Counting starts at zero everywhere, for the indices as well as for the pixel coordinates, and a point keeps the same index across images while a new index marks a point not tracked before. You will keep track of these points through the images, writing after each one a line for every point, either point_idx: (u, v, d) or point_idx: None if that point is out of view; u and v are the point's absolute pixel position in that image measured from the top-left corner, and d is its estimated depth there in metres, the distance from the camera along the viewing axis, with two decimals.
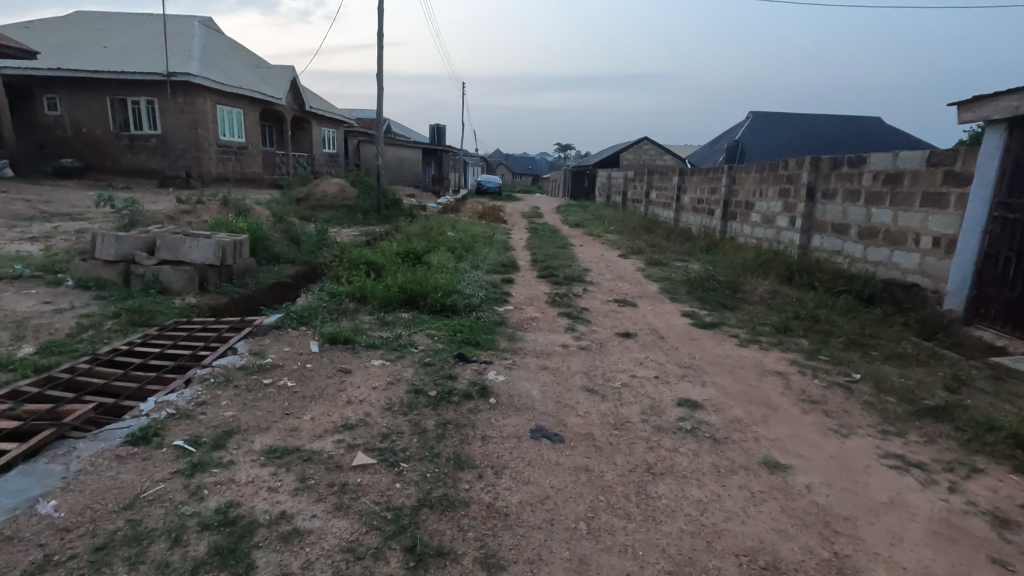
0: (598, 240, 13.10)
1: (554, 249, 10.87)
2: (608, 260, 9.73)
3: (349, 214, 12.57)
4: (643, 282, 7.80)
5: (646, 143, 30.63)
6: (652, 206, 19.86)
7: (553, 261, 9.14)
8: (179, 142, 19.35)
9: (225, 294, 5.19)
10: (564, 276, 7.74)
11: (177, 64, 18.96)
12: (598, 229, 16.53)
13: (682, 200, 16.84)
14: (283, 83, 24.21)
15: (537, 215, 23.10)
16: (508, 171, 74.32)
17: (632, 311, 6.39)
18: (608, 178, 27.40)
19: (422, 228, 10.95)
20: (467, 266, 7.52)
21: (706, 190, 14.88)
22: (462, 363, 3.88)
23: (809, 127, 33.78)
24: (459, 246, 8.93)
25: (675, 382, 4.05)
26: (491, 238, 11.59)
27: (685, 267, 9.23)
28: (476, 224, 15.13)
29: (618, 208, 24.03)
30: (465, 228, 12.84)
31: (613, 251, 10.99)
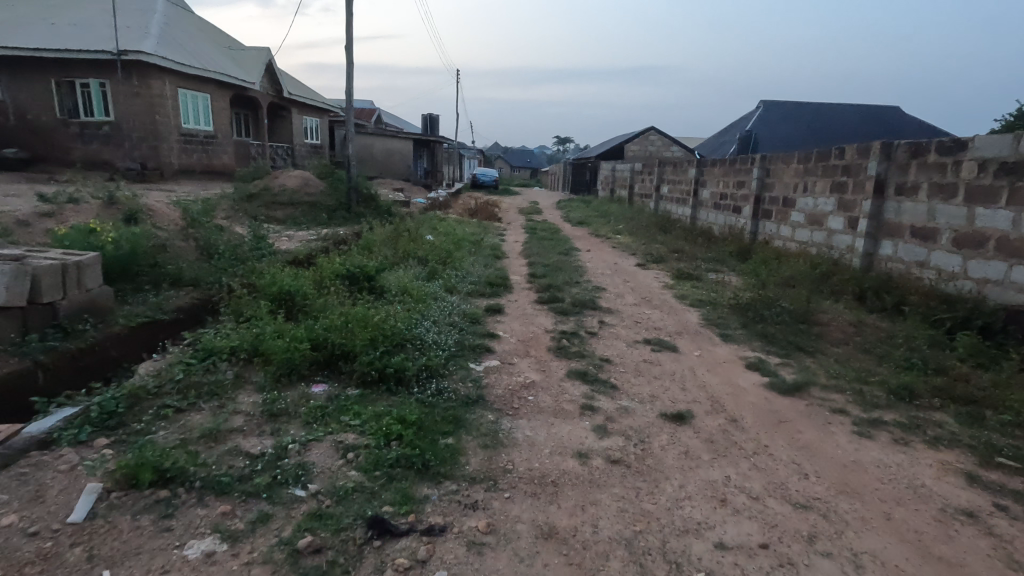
0: (607, 243, 11.11)
1: (556, 256, 8.94)
2: (623, 274, 7.77)
3: (311, 213, 10.57)
4: (675, 307, 5.87)
5: (653, 133, 28.58)
6: (663, 201, 17.85)
7: (555, 274, 7.18)
8: (134, 130, 17.26)
9: (23, 356, 3.26)
10: (571, 300, 5.80)
11: (130, 42, 16.84)
12: (604, 229, 14.57)
13: (700, 196, 14.81)
14: (257, 66, 22.12)
15: (536, 212, 21.07)
16: (506, 164, 72.09)
17: (669, 358, 4.46)
18: (612, 171, 25.37)
19: (396, 231, 8.97)
20: (442, 289, 5.54)
21: (731, 184, 12.91)
22: (379, 549, 1.91)
23: (826, 117, 31.67)
24: (435, 258, 6.94)
25: (802, 563, 2.09)
26: (479, 243, 9.62)
27: (723, 283, 7.29)
28: (465, 225, 13.13)
29: (625, 203, 22.03)
30: (450, 229, 10.87)
31: (628, 260, 9.03)
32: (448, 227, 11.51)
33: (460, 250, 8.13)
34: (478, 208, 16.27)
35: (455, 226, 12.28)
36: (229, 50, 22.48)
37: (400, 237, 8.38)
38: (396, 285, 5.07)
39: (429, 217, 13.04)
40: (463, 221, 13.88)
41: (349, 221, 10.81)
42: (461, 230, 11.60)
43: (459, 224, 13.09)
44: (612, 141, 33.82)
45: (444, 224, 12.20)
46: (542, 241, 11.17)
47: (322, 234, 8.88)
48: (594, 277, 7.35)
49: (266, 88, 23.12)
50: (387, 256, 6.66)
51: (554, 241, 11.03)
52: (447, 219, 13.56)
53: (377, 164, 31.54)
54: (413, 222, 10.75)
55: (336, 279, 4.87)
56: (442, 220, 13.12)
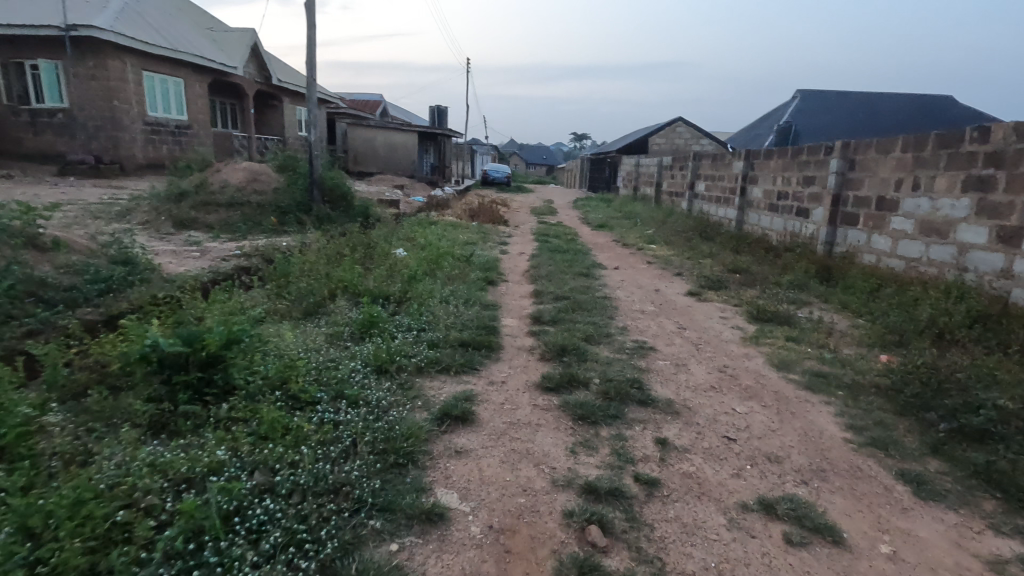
0: (639, 257, 8.59)
1: (573, 279, 6.43)
2: (673, 313, 5.23)
3: (257, 215, 8.19)
4: (783, 395, 3.33)
5: (681, 125, 25.84)
6: (699, 201, 15.22)
7: (571, 316, 4.69)
8: (90, 118, 15.10)
9: None
10: (599, 379, 3.31)
11: (83, 16, 14.66)
12: (631, 234, 12.01)
13: (749, 195, 12.13)
14: (240, 49, 19.91)
15: (549, 212, 18.52)
16: (520, 161, 69.54)
17: (830, 573, 1.94)
18: (636, 166, 22.74)
19: (351, 242, 6.54)
20: (366, 368, 3.09)
21: (793, 179, 10.24)
22: None
23: (873, 106, 28.57)
24: (384, 294, 4.50)
25: None
26: (469, 257, 7.16)
27: (831, 334, 4.73)
28: (459, 230, 10.69)
29: (650, 203, 19.42)
30: (435, 237, 8.48)
31: (673, 286, 6.50)
32: (434, 235, 9.07)
33: (434, 273, 5.68)
34: (480, 209, 13.79)
35: (447, 232, 9.83)
36: (210, 31, 20.34)
37: (351, 254, 5.95)
38: (261, 374, 2.63)
39: (416, 221, 10.64)
40: (460, 225, 11.45)
41: (306, 227, 8.42)
42: (452, 237, 9.16)
43: (452, 228, 10.67)
44: (634, 133, 31.11)
45: (432, 230, 9.79)
46: (554, 252, 8.69)
47: (252, 248, 6.51)
48: (630, 320, 4.84)
49: (251, 74, 20.95)
50: (304, 296, 4.25)
51: (569, 254, 8.57)
52: (439, 223, 11.15)
53: (379, 159, 29.33)
54: (387, 228, 8.34)
55: (134, 371, 2.49)
56: (432, 224, 10.72)
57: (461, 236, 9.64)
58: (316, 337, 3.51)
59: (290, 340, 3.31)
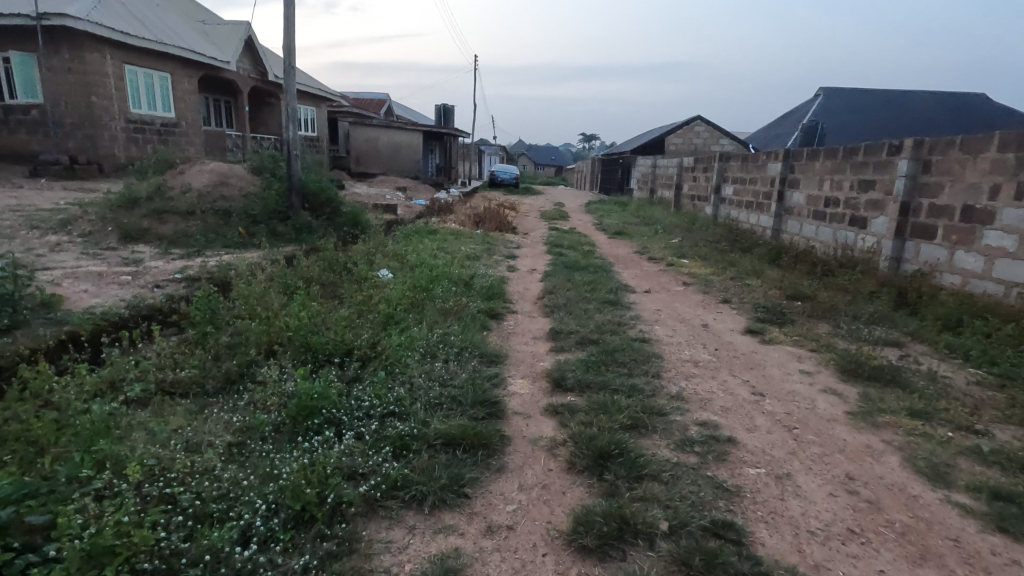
0: (670, 275, 7.29)
1: (598, 310, 5.16)
2: (735, 365, 3.94)
3: (221, 225, 6.98)
4: (971, 551, 2.02)
5: (699, 123, 24.42)
6: (727, 206, 13.85)
7: (603, 376, 3.40)
8: (66, 115, 13.99)
9: None
10: (668, 521, 2.01)
11: (56, 4, 13.56)
12: (655, 244, 10.69)
13: (788, 201, 10.75)
14: (233, 43, 18.82)
15: (561, 217, 17.21)
16: (529, 162, 68.24)
17: None
18: (653, 167, 21.37)
19: (323, 262, 5.31)
20: (273, 522, 1.81)
21: (847, 184, 8.87)
22: None
23: (903, 105, 26.98)
24: (344, 347, 3.23)
25: None
26: (469, 278, 5.88)
27: (965, 402, 3.40)
28: (461, 240, 9.43)
29: (670, 207, 18.06)
30: (431, 253, 7.22)
31: (723, 319, 5.20)
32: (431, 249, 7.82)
33: (422, 308, 4.39)
34: (486, 214, 12.51)
35: (446, 245, 8.58)
36: (201, 25, 19.26)
37: (318, 282, 4.68)
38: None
39: (412, 232, 9.40)
40: (463, 234, 10.20)
41: (280, 241, 7.19)
42: (450, 252, 7.92)
43: (452, 239, 9.41)
44: (649, 133, 29.72)
45: (429, 243, 8.54)
46: (571, 269, 7.41)
47: (201, 269, 5.28)
48: (682, 380, 3.56)
49: (245, 70, 19.87)
50: (224, 356, 3.01)
51: (587, 271, 7.29)
52: (438, 233, 9.91)
53: (382, 159, 28.17)
54: (375, 241, 7.10)
55: None
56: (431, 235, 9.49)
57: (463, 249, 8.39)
58: (213, 443, 2.23)
59: (162, 460, 2.05)
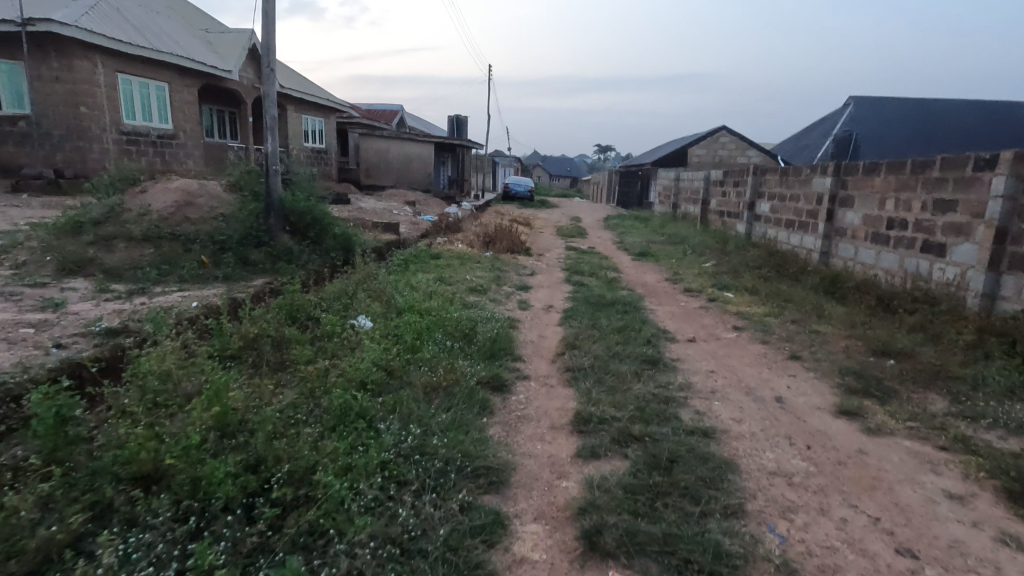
0: (714, 314, 6.06)
1: (634, 375, 3.95)
2: (844, 480, 2.71)
3: (181, 254, 5.93)
4: None
5: (725, 134, 23.13)
6: (763, 224, 12.55)
7: (659, 522, 2.20)
8: (54, 126, 13.23)
9: None
10: None
11: (45, 10, 12.84)
12: (687, 269, 9.45)
13: (840, 221, 9.43)
14: (235, 51, 18.10)
15: (578, 235, 16.04)
16: (545, 173, 67.28)
17: None
18: (676, 180, 20.12)
19: (282, 309, 4.18)
20: None
21: (919, 204, 7.56)
22: None
23: (941, 115, 25.43)
24: (253, 483, 2.12)
25: None
26: (470, 325, 4.73)
27: None
28: (465, 267, 8.29)
29: (696, 224, 16.78)
30: (426, 286, 6.08)
31: (798, 388, 3.96)
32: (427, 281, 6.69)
33: (399, 387, 3.23)
34: (497, 234, 11.36)
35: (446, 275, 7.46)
36: (204, 33, 18.58)
37: (265, 344, 3.53)
38: None
39: (411, 258, 8.28)
40: (470, 258, 9.06)
41: (251, 272, 6.12)
42: (449, 285, 6.79)
43: (456, 265, 8.28)
44: (670, 144, 28.48)
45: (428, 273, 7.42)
46: (594, 306, 6.21)
47: (131, 316, 4.21)
48: (775, 519, 2.35)
49: (249, 79, 19.14)
50: (53, 508, 1.92)
51: (614, 309, 6.09)
52: (442, 258, 8.79)
53: (392, 172, 27.29)
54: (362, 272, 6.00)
55: None
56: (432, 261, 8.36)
57: (467, 279, 7.26)
58: None
59: None
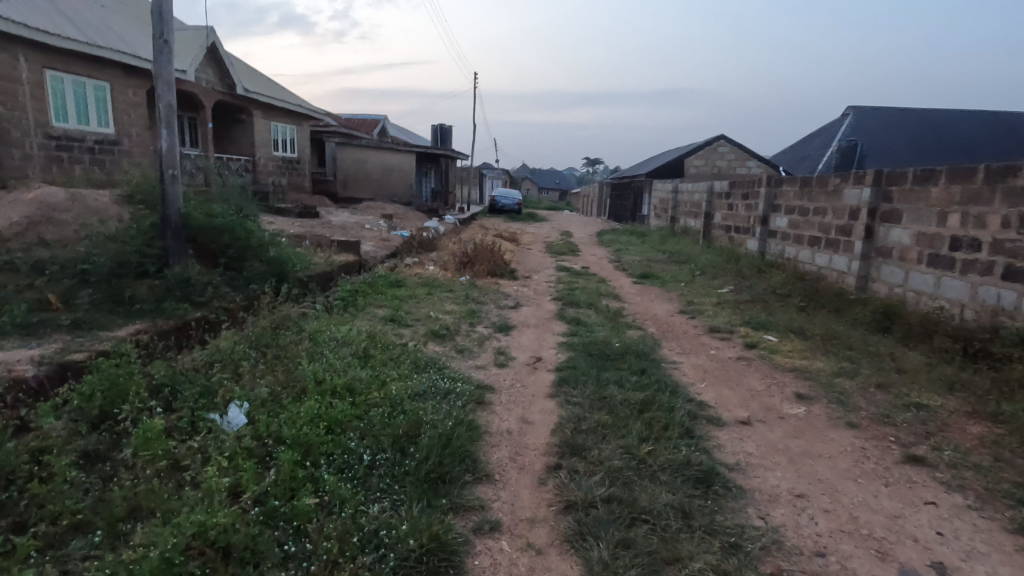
0: (762, 372, 4.43)
1: (679, 520, 2.31)
2: None
3: (19, 291, 4.24)
4: None
5: (723, 143, 21.81)
6: (781, 241, 11.03)
7: None
8: None
9: None
10: None
11: None
12: (705, 298, 7.85)
13: (883, 239, 7.92)
14: (192, 50, 16.45)
15: (570, 252, 14.46)
16: (533, 186, 66.03)
17: None
18: (674, 192, 18.67)
19: (84, 412, 2.48)
20: None
21: (998, 220, 6.06)
22: None
23: (945, 124, 24.34)
24: None
25: None
26: (415, 409, 3.06)
27: None
28: (431, 300, 6.61)
29: (699, 240, 15.28)
30: (365, 336, 4.37)
31: (959, 540, 2.32)
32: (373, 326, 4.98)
33: None
34: (477, 253, 9.70)
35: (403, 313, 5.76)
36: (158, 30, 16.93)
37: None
38: None
39: (363, 288, 6.58)
40: (440, 286, 7.39)
41: (122, 316, 4.39)
42: (404, 331, 5.11)
43: (420, 297, 6.60)
44: (664, 155, 27.18)
45: (379, 311, 5.72)
46: (597, 360, 4.57)
47: None
48: None
49: (208, 81, 17.50)
50: None
51: (624, 364, 4.45)
52: (404, 286, 7.10)
53: (371, 183, 25.67)
54: (276, 314, 4.28)
55: None
56: (390, 292, 6.65)
57: (429, 319, 5.58)
58: None
59: None
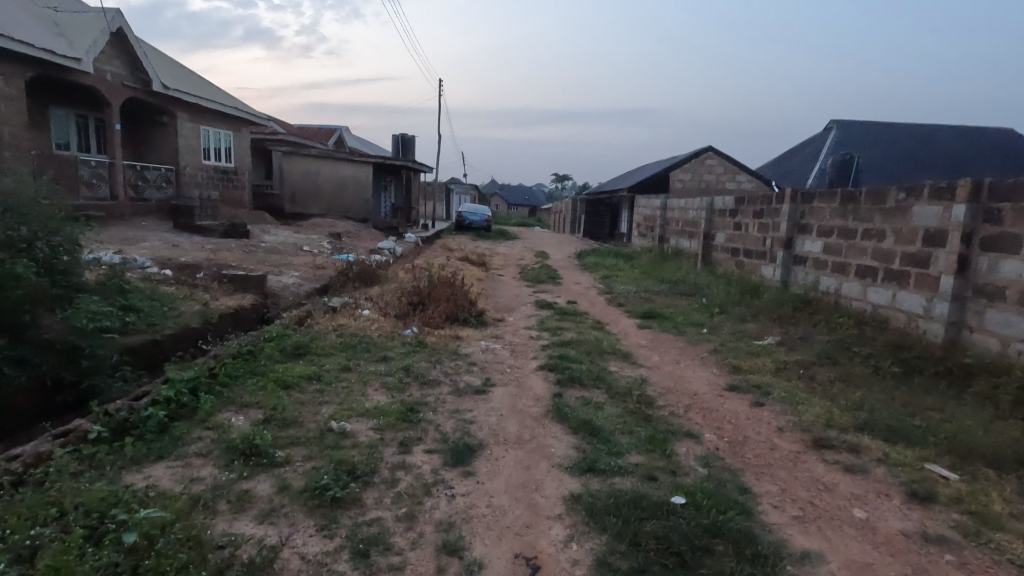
0: None
1: None
2: None
3: None
4: None
5: (711, 156, 19.96)
6: (816, 270, 8.85)
7: None
8: None
9: None
10: None
11: None
12: (755, 359, 5.56)
13: (991, 275, 5.73)
14: (91, 35, 13.63)
15: (550, 279, 12.11)
16: (503, 202, 63.93)
17: None
18: (662, 209, 16.62)
19: None
20: None
21: None
22: None
23: (935, 139, 23.08)
24: None
25: None
26: None
27: None
28: (344, 385, 4.03)
29: (699, 264, 13.12)
30: (114, 552, 1.91)
31: None
32: (177, 493, 2.40)
33: None
34: (430, 290, 7.18)
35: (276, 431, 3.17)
36: (50, 12, 14.07)
37: None
38: None
39: (228, 364, 3.96)
40: (368, 353, 4.85)
41: None
42: (255, 490, 2.53)
43: (327, 381, 4.02)
44: (643, 169, 25.26)
45: (231, 428, 3.12)
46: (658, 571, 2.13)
47: None
48: None
49: (115, 74, 14.66)
50: None
51: None
52: (306, 356, 4.52)
53: (323, 198, 22.94)
54: None
55: None
56: (275, 370, 4.05)
57: (322, 443, 3.02)
58: None
59: None
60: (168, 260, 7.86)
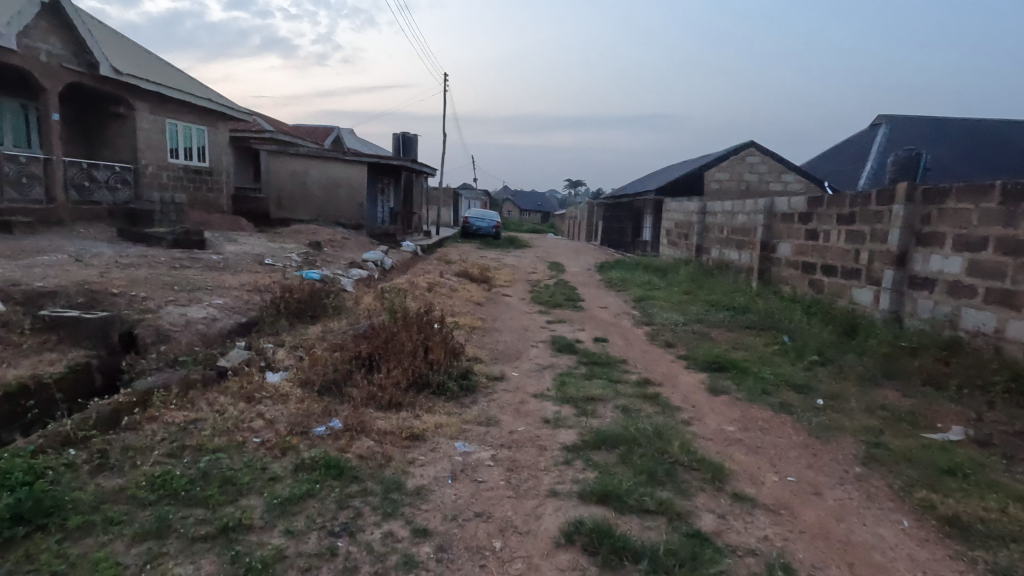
0: None
1: None
2: None
3: None
4: None
5: (752, 152, 17.26)
6: (953, 298, 6.15)
7: None
8: None
9: None
10: None
11: None
12: (974, 496, 2.90)
13: None
14: (16, 5, 11.37)
15: (568, 302, 9.50)
16: (515, 208, 61.44)
17: None
18: (698, 213, 13.93)
19: None
20: None
21: None
22: None
23: (1002, 134, 20.13)
24: None
25: None
26: None
27: None
28: None
29: (756, 282, 10.46)
30: None
31: None
32: None
33: None
34: (388, 336, 4.62)
35: None
36: None
37: None
38: None
39: None
40: (197, 513, 2.27)
41: None
42: None
43: None
44: (670, 170, 22.58)
45: None
46: None
47: None
48: None
49: (52, 53, 12.39)
50: None
51: None
52: (21, 551, 1.93)
53: (312, 202, 20.53)
54: None
55: None
56: None
57: None
58: None
59: None
60: (12, 286, 5.35)
